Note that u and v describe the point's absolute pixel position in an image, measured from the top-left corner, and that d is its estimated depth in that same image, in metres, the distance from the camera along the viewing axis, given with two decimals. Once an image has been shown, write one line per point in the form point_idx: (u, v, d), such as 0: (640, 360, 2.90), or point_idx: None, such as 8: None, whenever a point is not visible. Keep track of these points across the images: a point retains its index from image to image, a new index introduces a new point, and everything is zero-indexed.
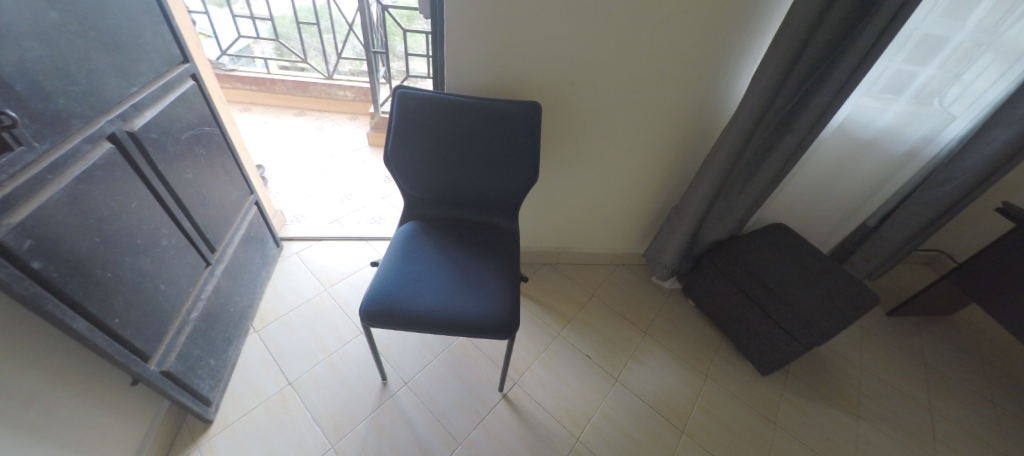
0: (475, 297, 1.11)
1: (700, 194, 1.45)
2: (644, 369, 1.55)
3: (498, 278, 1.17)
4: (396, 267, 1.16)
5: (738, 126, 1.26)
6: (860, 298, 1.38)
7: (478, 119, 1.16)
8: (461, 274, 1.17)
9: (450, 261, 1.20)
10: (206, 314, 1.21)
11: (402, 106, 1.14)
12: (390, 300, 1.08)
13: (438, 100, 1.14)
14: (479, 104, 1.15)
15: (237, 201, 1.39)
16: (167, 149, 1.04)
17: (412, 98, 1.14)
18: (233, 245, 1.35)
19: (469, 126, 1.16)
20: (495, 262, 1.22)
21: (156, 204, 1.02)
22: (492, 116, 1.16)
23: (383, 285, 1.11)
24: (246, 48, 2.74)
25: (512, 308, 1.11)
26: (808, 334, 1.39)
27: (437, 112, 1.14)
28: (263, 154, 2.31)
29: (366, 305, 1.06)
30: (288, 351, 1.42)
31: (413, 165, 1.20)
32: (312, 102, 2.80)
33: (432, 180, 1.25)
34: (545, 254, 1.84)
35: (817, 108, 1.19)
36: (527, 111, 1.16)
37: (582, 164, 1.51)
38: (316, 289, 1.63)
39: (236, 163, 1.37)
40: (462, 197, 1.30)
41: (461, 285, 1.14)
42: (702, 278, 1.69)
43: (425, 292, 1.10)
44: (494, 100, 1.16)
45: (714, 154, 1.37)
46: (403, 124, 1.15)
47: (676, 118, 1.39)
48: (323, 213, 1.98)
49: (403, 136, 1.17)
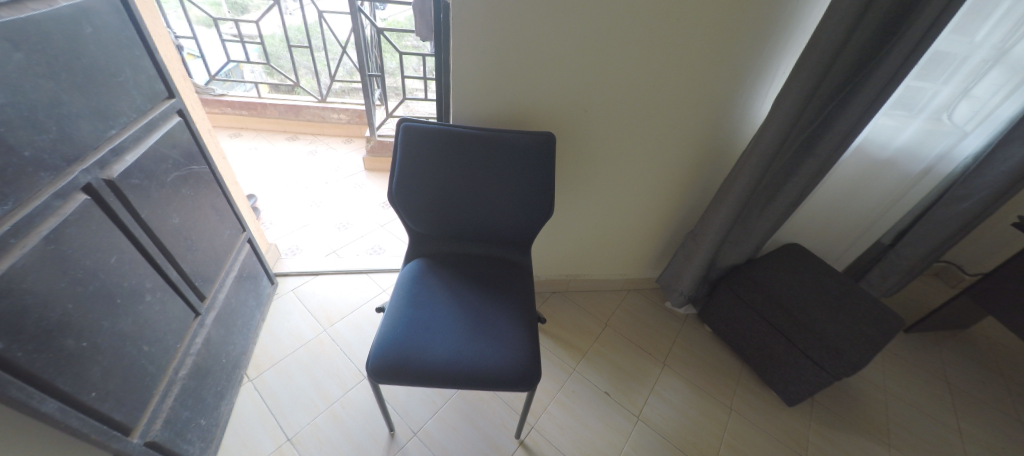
0: (492, 345, 1.02)
1: (719, 221, 1.38)
2: (665, 405, 1.47)
3: (515, 321, 1.09)
4: (404, 313, 1.07)
5: (759, 152, 1.19)
6: (891, 326, 1.31)
7: (489, 153, 1.08)
8: (474, 318, 1.08)
9: (463, 304, 1.11)
10: (195, 370, 1.10)
11: (408, 141, 1.06)
12: (401, 353, 0.98)
13: (447, 134, 1.06)
14: (491, 135, 1.08)
15: (229, 241, 1.29)
16: (150, 195, 0.95)
17: (419, 132, 1.06)
18: (224, 289, 1.25)
19: (479, 160, 1.09)
20: (510, 303, 1.13)
21: (138, 255, 0.92)
22: (505, 148, 1.08)
23: (391, 336, 1.01)
24: (235, 70, 2.65)
25: (532, 356, 1.02)
26: (840, 366, 1.31)
27: (446, 146, 1.07)
28: (255, 182, 2.22)
29: (374, 361, 0.97)
30: (286, 401, 1.32)
31: (419, 202, 1.12)
32: (305, 126, 2.72)
33: (440, 216, 1.17)
34: (554, 282, 1.76)
35: (842, 132, 1.13)
36: (541, 142, 1.09)
37: (593, 191, 1.44)
38: (314, 329, 1.52)
39: (227, 201, 1.28)
40: (471, 232, 1.22)
41: (475, 332, 1.05)
42: (720, 304, 1.62)
43: (437, 342, 1.01)
44: (506, 132, 1.09)
45: (733, 180, 1.30)
46: (408, 160, 1.07)
47: (692, 142, 1.33)
48: (320, 245, 1.89)
49: (408, 172, 1.08)
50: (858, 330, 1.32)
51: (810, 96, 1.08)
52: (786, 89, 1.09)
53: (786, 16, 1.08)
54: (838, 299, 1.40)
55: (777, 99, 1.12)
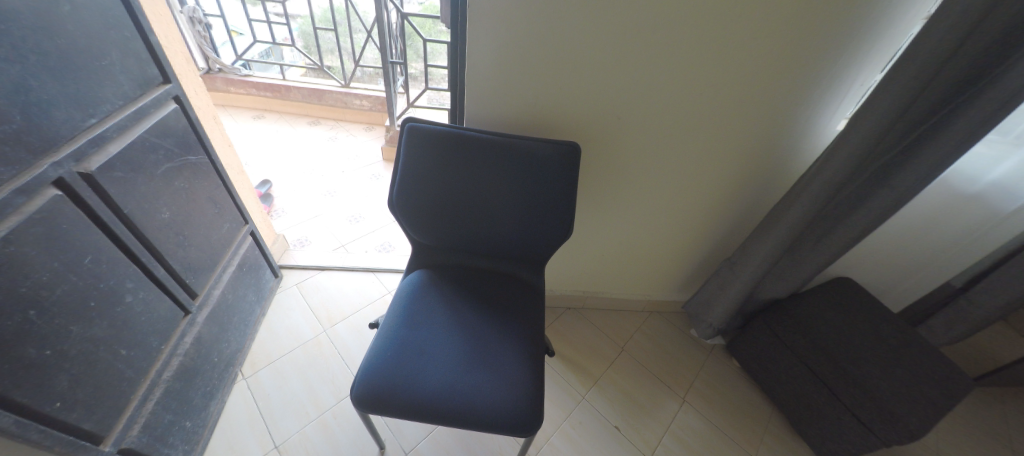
0: (491, 379, 0.92)
1: (764, 253, 1.21)
2: (681, 447, 1.34)
3: (519, 352, 0.98)
4: (398, 334, 0.97)
5: (822, 180, 1.02)
6: (961, 391, 1.12)
7: (503, 162, 0.96)
8: (473, 346, 0.98)
9: (463, 327, 1.01)
10: (183, 371, 1.05)
11: (413, 144, 0.95)
12: (390, 381, 0.89)
13: (458, 138, 0.94)
14: (506, 142, 0.95)
15: (228, 235, 1.23)
16: (137, 189, 0.89)
17: (426, 134, 0.94)
18: (220, 285, 1.20)
19: (492, 169, 0.97)
20: (516, 330, 1.03)
21: (119, 253, 0.86)
22: (521, 158, 0.96)
23: (381, 360, 0.92)
24: (274, 50, 2.64)
25: (534, 397, 0.91)
26: (893, 432, 1.14)
27: (455, 152, 0.95)
28: (272, 167, 2.19)
29: (361, 387, 0.88)
30: (278, 405, 1.26)
31: (422, 212, 1.02)
32: (327, 111, 2.67)
33: (445, 228, 1.06)
34: (570, 298, 1.64)
35: (928, 163, 0.94)
36: (563, 153, 0.96)
37: (619, 207, 1.30)
38: (314, 329, 1.47)
39: (228, 193, 1.21)
40: (478, 246, 1.11)
41: (473, 362, 0.95)
42: (754, 340, 1.47)
43: (430, 370, 0.92)
44: (524, 139, 0.96)
45: (787, 208, 1.13)
46: (412, 165, 0.96)
47: (737, 160, 1.17)
48: (329, 238, 1.83)
49: (412, 178, 0.98)
50: (918, 391, 1.14)
51: (894, 120, 0.90)
52: (865, 109, 0.92)
53: (868, 21, 0.90)
54: (895, 350, 1.22)
55: (850, 121, 0.95)
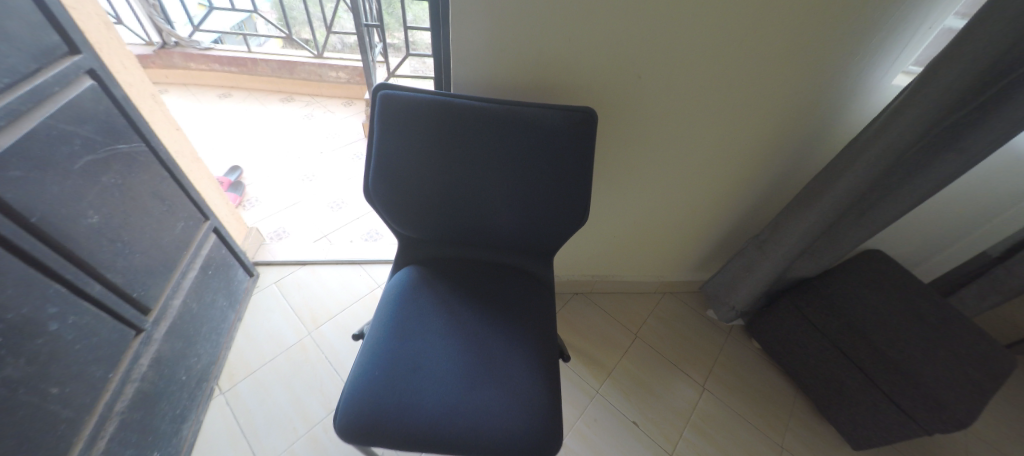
0: (499, 396, 0.79)
1: (801, 231, 1.08)
2: (703, 440, 1.25)
3: (529, 360, 0.84)
4: (387, 349, 0.83)
5: (882, 146, 0.88)
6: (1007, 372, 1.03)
7: (502, 136, 0.77)
8: (476, 358, 0.84)
9: (463, 335, 0.87)
10: (142, 397, 0.92)
11: (387, 117, 0.75)
12: (381, 407, 0.76)
13: (444, 106, 0.74)
14: (505, 111, 0.75)
15: (185, 235, 1.06)
16: (44, 191, 0.72)
17: (403, 103, 0.74)
18: (179, 294, 1.04)
19: (488, 145, 0.77)
20: (524, 334, 0.89)
21: (30, 270, 0.71)
22: (524, 130, 0.76)
23: (368, 382, 0.78)
24: (248, 22, 2.43)
25: (550, 415, 0.78)
26: (938, 420, 1.06)
27: (440, 125, 0.75)
28: (243, 151, 1.98)
29: (347, 417, 0.75)
30: (261, 421, 1.14)
31: (406, 202, 0.84)
32: (301, 85, 2.43)
33: (435, 220, 0.89)
34: (578, 283, 1.51)
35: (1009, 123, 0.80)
36: (575, 122, 0.76)
37: (633, 184, 1.15)
38: (298, 333, 1.32)
39: (179, 186, 1.03)
40: (476, 238, 0.95)
41: (477, 378, 0.81)
42: (780, 321, 1.36)
43: (427, 392, 0.78)
44: (526, 105, 0.76)
45: (831, 179, 0.99)
46: (389, 145, 0.77)
47: (770, 124, 1.01)
48: (309, 229, 1.66)
49: (390, 161, 0.79)
50: (963, 375, 1.04)
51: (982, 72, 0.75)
52: (948, 56, 0.77)
53: None
54: (938, 331, 1.11)
55: (923, 73, 0.80)
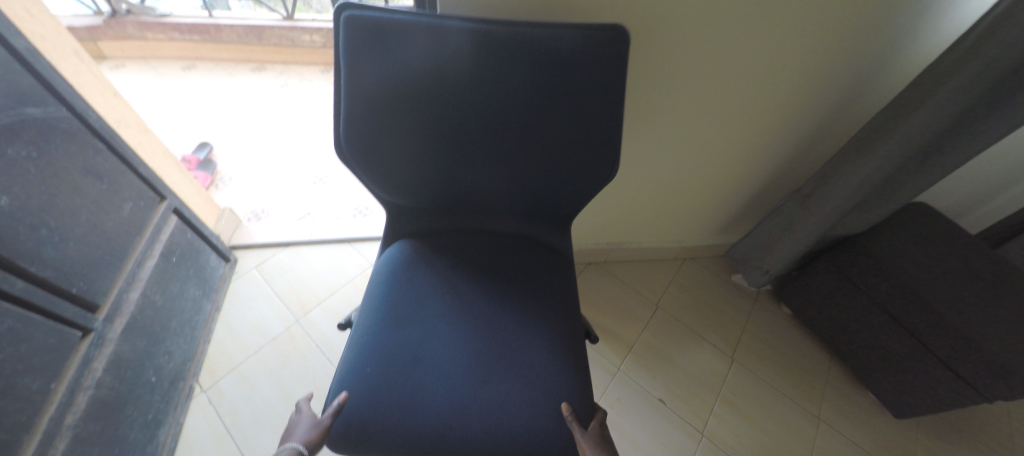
0: (516, 389, 0.67)
1: (856, 181, 0.93)
2: (736, 416, 1.14)
3: (549, 346, 0.71)
4: (380, 340, 0.69)
5: (971, 73, 0.71)
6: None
7: (505, 69, 0.60)
8: (487, 346, 0.71)
9: (469, 318, 0.74)
10: (98, 407, 0.80)
11: (356, 48, 0.57)
12: (377, 410, 0.63)
13: (429, 29, 0.56)
14: (508, 33, 0.58)
15: (138, 218, 0.91)
16: None
17: (375, 28, 0.56)
18: (136, 286, 0.90)
19: (487, 82, 0.61)
20: (541, 314, 0.75)
21: None
22: (534, 59, 0.59)
23: (358, 382, 0.65)
24: None
25: (577, 409, 0.66)
26: (1003, 388, 0.94)
27: (425, 56, 0.58)
28: (212, 126, 1.79)
29: (337, 423, 0.63)
30: (248, 420, 1.02)
31: (390, 162, 0.69)
32: (273, 52, 2.20)
33: (427, 184, 0.74)
34: (592, 252, 1.37)
35: None
36: (600, 46, 0.59)
37: (655, 133, 0.99)
38: (284, 321, 1.19)
39: (121, 161, 0.87)
40: (478, 203, 0.80)
41: (488, 370, 0.68)
42: (818, 283, 1.23)
43: (430, 390, 0.66)
44: (536, 25, 0.59)
45: (897, 117, 0.83)
46: (361, 87, 0.60)
47: (824, 50, 0.84)
48: (290, 207, 1.51)
49: (364, 110, 0.62)
50: None
51: None
52: None
53: None
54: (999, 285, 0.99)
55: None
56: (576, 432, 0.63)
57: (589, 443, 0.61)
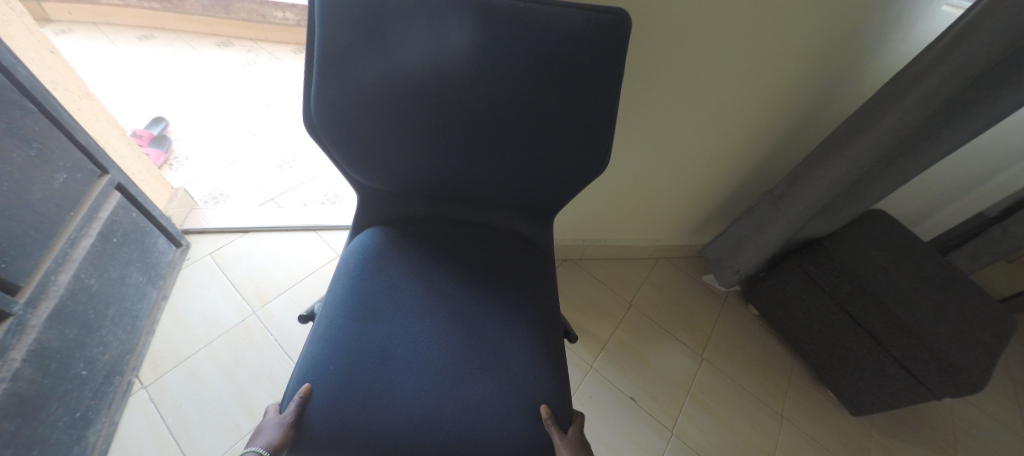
0: (496, 389, 0.63)
1: (825, 184, 0.94)
2: (704, 414, 1.15)
3: (529, 344, 0.68)
4: (348, 335, 0.64)
5: (938, 80, 0.73)
6: (1006, 329, 0.99)
7: (498, 48, 0.56)
8: (464, 341, 0.67)
9: (446, 312, 0.70)
10: (15, 403, 0.71)
11: (334, 9, 0.52)
12: (343, 412, 0.58)
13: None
14: (506, 9, 0.54)
15: (72, 191, 0.81)
16: None
17: None
18: (67, 268, 0.81)
19: (477, 60, 0.57)
20: (522, 310, 0.72)
21: None
22: (530, 39, 0.56)
23: (323, 376, 0.60)
24: None
25: (551, 408, 0.63)
26: (951, 385, 0.97)
27: (414, 26, 0.53)
28: (169, 101, 1.66)
29: (297, 427, 0.57)
30: (195, 419, 0.94)
31: (366, 141, 0.64)
32: (241, 28, 2.08)
33: (406, 167, 0.69)
34: (569, 249, 1.35)
35: None
36: (600, 30, 0.56)
37: (639, 129, 0.98)
38: (239, 312, 1.11)
39: (56, 125, 0.77)
40: (459, 190, 0.76)
41: (465, 366, 0.65)
42: (784, 285, 1.26)
43: (401, 386, 0.61)
44: (536, 1, 0.55)
45: (864, 125, 0.85)
46: (336, 54, 0.55)
47: (807, 55, 0.85)
48: (252, 191, 1.41)
49: (339, 81, 0.57)
50: (973, 336, 0.97)
51: None
52: None
53: None
54: (948, 291, 1.05)
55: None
56: (554, 437, 0.61)
57: (567, 447, 0.59)
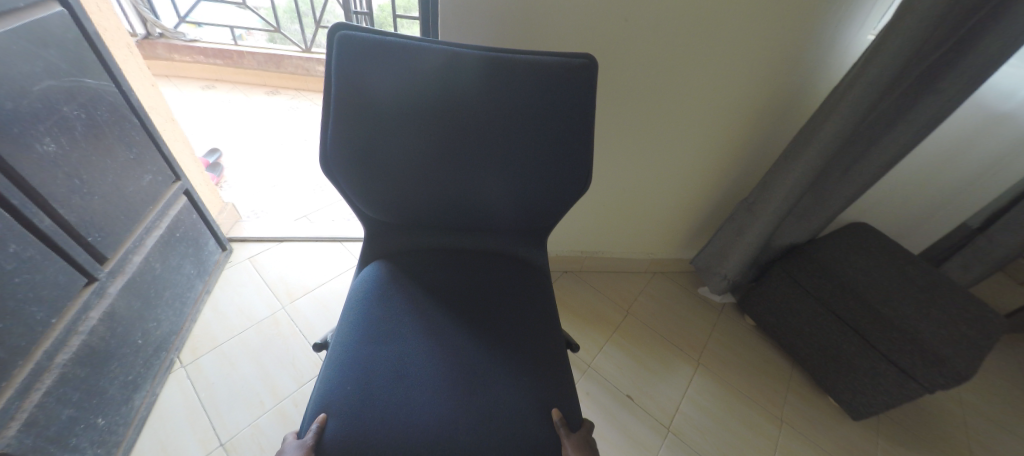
0: (505, 397, 0.67)
1: (789, 186, 1.06)
2: (695, 409, 1.19)
3: (533, 350, 0.74)
4: (361, 358, 0.69)
5: (862, 90, 0.87)
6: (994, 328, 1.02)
7: (496, 90, 0.68)
8: (471, 358, 0.71)
9: (450, 333, 0.74)
10: (88, 354, 0.83)
11: (347, 64, 0.63)
12: (358, 433, 0.61)
13: (427, 54, 0.64)
14: (501, 59, 0.66)
15: (152, 190, 0.99)
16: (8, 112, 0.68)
17: (367, 47, 0.63)
18: (141, 249, 0.97)
19: (479, 101, 0.68)
20: (523, 323, 0.78)
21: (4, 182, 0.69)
22: (524, 80, 0.68)
23: (339, 398, 0.64)
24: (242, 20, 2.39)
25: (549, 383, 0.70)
26: (937, 375, 1.01)
27: (417, 76, 0.64)
28: (223, 137, 1.92)
29: (315, 450, 0.60)
30: (224, 394, 1.04)
31: (383, 176, 0.72)
32: (287, 80, 2.41)
33: (412, 198, 0.77)
34: (568, 259, 1.46)
35: (973, 66, 0.82)
36: (575, 71, 0.69)
37: (623, 146, 1.13)
38: (270, 306, 1.24)
39: (149, 138, 0.97)
40: (460, 217, 0.84)
41: (474, 382, 0.68)
42: (772, 291, 1.33)
43: (414, 401, 0.65)
44: (523, 52, 0.68)
45: (812, 132, 0.98)
46: (352, 100, 0.65)
47: (761, 79, 1.01)
48: (289, 209, 1.59)
49: (353, 122, 0.66)
50: (958, 332, 1.02)
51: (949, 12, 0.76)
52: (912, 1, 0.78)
53: None
54: (926, 291, 1.10)
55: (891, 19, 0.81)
56: (563, 437, 0.65)
57: (573, 447, 0.63)
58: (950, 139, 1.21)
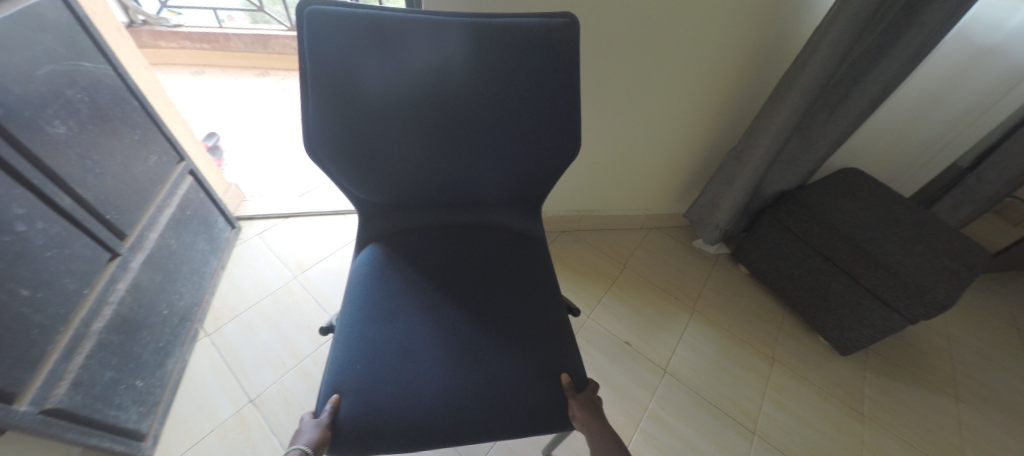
0: (504, 365, 0.72)
1: (775, 131, 1.08)
2: (692, 352, 1.26)
3: (530, 316, 0.79)
4: (366, 337, 0.73)
5: (840, 30, 0.88)
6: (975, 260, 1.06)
7: (472, 53, 0.69)
8: (471, 330, 0.76)
9: (450, 309, 0.79)
10: (120, 322, 0.90)
11: (319, 39, 0.64)
12: (370, 408, 0.67)
13: (400, 21, 0.65)
14: (477, 22, 0.68)
15: (159, 170, 1.04)
16: (16, 97, 0.72)
17: (340, 20, 0.64)
18: (156, 227, 1.02)
19: (455, 68, 0.70)
20: (519, 293, 0.82)
21: (20, 164, 0.73)
22: (502, 43, 0.70)
23: (350, 377, 0.69)
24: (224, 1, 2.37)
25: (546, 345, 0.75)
26: (918, 305, 1.06)
27: (390, 46, 0.66)
28: (219, 120, 1.94)
29: (331, 427, 0.65)
30: (247, 358, 1.12)
31: (374, 159, 0.75)
32: (276, 60, 2.41)
33: (402, 178, 0.80)
34: (565, 219, 1.51)
35: None
36: (552, 30, 0.71)
37: (611, 103, 1.15)
38: (282, 277, 1.30)
39: (151, 120, 1.01)
40: (452, 193, 0.87)
41: (475, 353, 0.73)
42: (763, 238, 1.37)
43: (420, 373, 0.70)
44: (498, 16, 0.70)
45: (795, 76, 1.00)
46: (329, 75, 0.66)
47: (742, 26, 1.02)
48: (290, 187, 1.64)
49: (332, 99, 0.68)
50: (941, 265, 1.06)
51: None
52: None
53: None
54: (912, 229, 1.14)
55: None
56: (569, 399, 0.70)
57: (579, 405, 0.69)
58: (939, 76, 1.21)
